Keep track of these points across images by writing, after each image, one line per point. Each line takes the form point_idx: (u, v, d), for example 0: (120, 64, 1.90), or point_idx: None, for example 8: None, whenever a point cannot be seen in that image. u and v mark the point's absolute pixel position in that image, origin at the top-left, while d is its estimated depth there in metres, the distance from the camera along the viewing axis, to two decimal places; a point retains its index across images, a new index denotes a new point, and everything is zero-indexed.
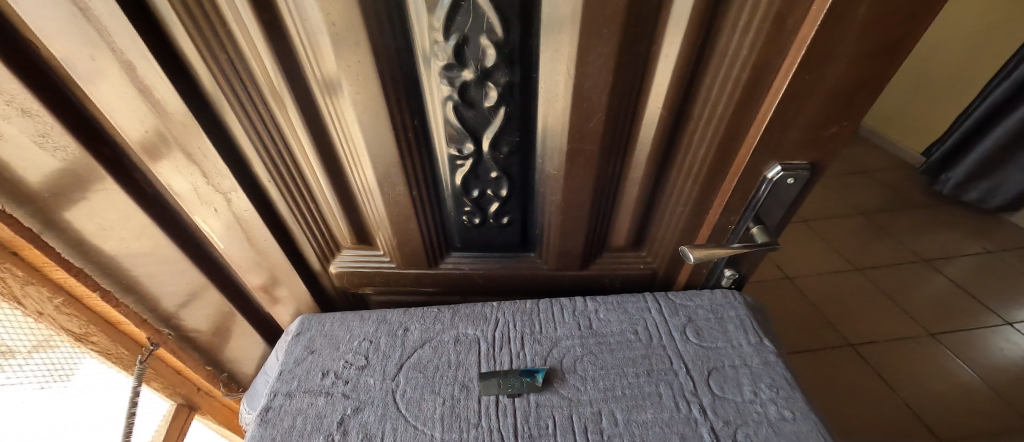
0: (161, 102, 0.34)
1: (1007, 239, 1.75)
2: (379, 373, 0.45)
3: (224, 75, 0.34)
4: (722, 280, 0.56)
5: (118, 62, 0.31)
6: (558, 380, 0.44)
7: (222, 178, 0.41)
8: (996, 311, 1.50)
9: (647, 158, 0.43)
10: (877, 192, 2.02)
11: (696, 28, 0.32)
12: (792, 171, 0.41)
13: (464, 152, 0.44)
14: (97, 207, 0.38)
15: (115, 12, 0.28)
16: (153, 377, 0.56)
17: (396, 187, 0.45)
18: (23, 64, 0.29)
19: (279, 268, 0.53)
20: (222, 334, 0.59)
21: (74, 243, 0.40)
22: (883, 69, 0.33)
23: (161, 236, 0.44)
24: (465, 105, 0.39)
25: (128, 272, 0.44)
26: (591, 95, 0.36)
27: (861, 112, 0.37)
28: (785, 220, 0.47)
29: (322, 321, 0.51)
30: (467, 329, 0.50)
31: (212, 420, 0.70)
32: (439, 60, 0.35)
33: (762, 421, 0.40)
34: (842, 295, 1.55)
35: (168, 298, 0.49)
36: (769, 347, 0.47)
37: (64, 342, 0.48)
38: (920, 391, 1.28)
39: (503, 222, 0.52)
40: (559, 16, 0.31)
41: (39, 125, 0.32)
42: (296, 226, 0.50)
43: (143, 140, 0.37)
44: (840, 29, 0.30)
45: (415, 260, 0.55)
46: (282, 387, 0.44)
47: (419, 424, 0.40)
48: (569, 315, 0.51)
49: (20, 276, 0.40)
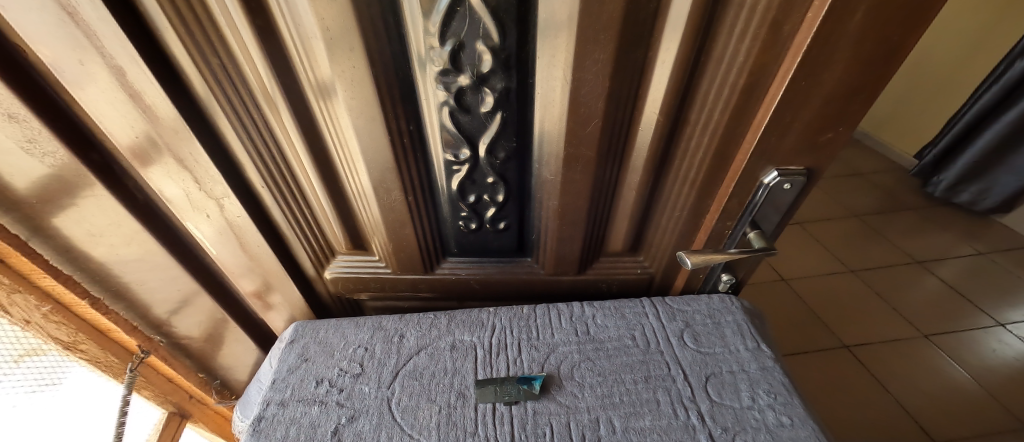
0: (152, 107, 0.34)
1: (997, 242, 1.78)
2: (374, 381, 0.44)
3: (216, 80, 0.34)
4: (719, 285, 0.55)
5: (107, 67, 0.30)
6: (555, 387, 0.44)
7: (214, 183, 0.41)
8: (987, 313, 1.51)
9: (644, 162, 0.43)
10: (871, 195, 2.03)
11: (693, 33, 0.32)
12: (789, 176, 0.41)
13: (460, 157, 0.43)
14: (86, 213, 0.38)
15: (104, 17, 0.27)
16: (143, 385, 0.55)
17: (392, 193, 0.45)
18: (10, 69, 0.29)
19: (273, 275, 0.52)
20: (215, 341, 0.58)
21: (63, 250, 0.39)
22: (878, 76, 0.33)
23: (152, 243, 0.43)
24: (461, 111, 0.39)
25: (118, 278, 0.44)
26: (588, 100, 0.36)
27: (858, 118, 0.37)
28: (782, 225, 0.47)
29: (317, 328, 0.51)
30: (463, 335, 0.49)
31: (204, 428, 0.69)
32: (435, 65, 0.35)
33: (760, 427, 0.40)
34: (838, 298, 1.56)
35: (159, 306, 0.48)
36: (767, 352, 0.47)
37: (52, 350, 0.47)
38: (915, 393, 1.29)
39: (500, 227, 0.52)
40: (554, 21, 0.31)
41: (25, 130, 0.31)
42: (290, 232, 0.49)
43: (134, 146, 0.36)
44: (834, 35, 0.30)
45: (412, 266, 0.54)
46: (274, 396, 0.43)
47: (415, 432, 0.40)
48: (567, 320, 0.51)
49: (6, 283, 0.39)
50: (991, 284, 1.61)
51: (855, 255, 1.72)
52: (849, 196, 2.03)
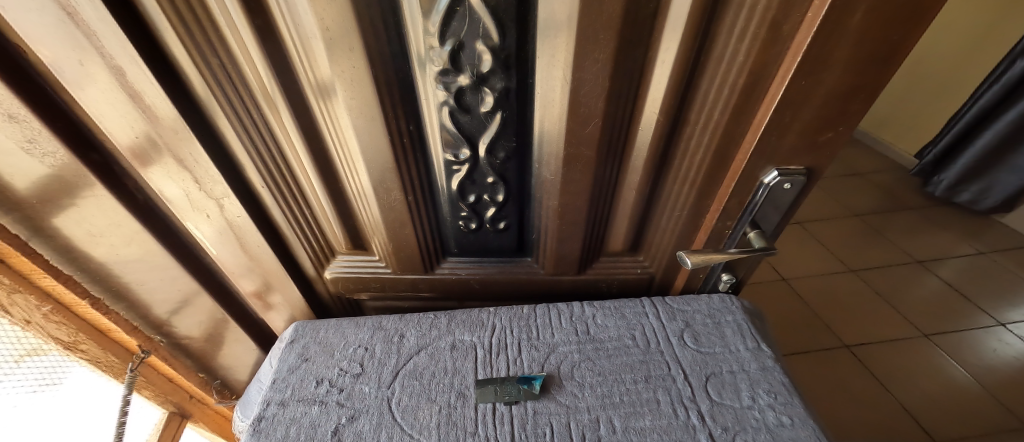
0: (152, 108, 0.34)
1: (998, 241, 1.78)
2: (374, 381, 0.44)
3: (215, 81, 0.34)
4: (719, 285, 0.55)
5: (107, 67, 0.30)
6: (555, 386, 0.44)
7: (213, 184, 0.41)
8: (988, 313, 1.51)
9: (644, 161, 0.43)
10: (872, 195, 2.03)
11: (693, 32, 0.32)
12: (789, 175, 0.41)
13: (460, 157, 0.43)
14: (86, 214, 0.38)
15: (104, 17, 0.27)
16: (143, 385, 0.55)
17: (392, 193, 0.45)
18: (10, 69, 0.29)
19: (273, 275, 0.52)
20: (215, 341, 0.58)
21: (63, 250, 0.39)
22: (878, 76, 0.33)
23: (152, 243, 0.43)
24: (461, 111, 0.39)
25: (118, 278, 0.44)
26: (588, 100, 0.36)
27: (858, 117, 0.37)
28: (782, 225, 0.47)
29: (317, 328, 0.51)
30: (463, 335, 0.49)
31: (205, 428, 0.69)
32: (435, 65, 0.35)
33: (760, 427, 0.40)
34: (839, 298, 1.56)
35: (159, 306, 0.48)
36: (767, 352, 0.47)
37: (53, 350, 0.47)
38: (917, 395, 1.28)
39: (500, 226, 0.52)
40: (554, 21, 0.31)
41: (25, 131, 0.31)
42: (290, 232, 0.49)
43: (134, 146, 0.36)
44: (834, 35, 0.30)
45: (412, 266, 0.54)
46: (275, 396, 0.43)
47: (415, 432, 0.40)
48: (567, 320, 0.51)
49: (6, 283, 0.39)
50: (992, 283, 1.61)
51: (856, 254, 1.72)
52: (850, 195, 2.03)
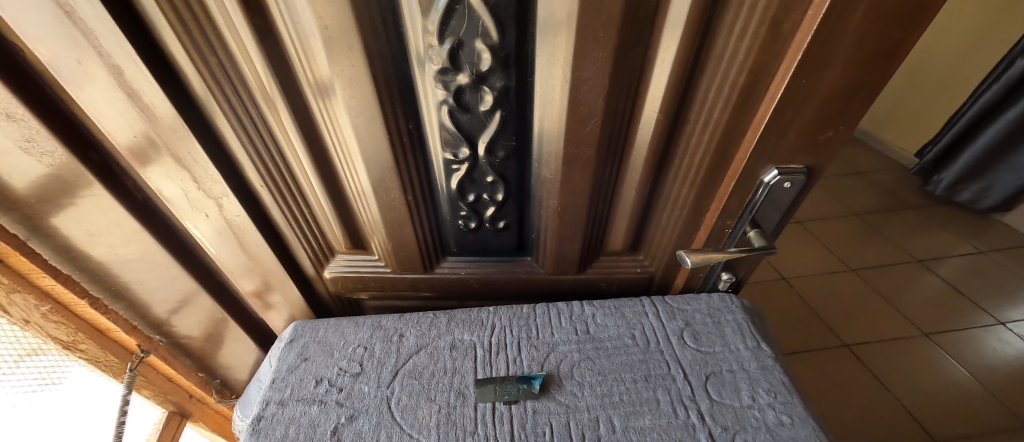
0: (150, 107, 0.33)
1: (998, 240, 1.78)
2: (374, 380, 0.44)
3: (214, 80, 0.34)
4: (719, 284, 0.55)
5: (105, 66, 0.30)
6: (555, 386, 0.44)
7: (212, 183, 0.41)
8: (988, 312, 1.51)
9: (644, 160, 0.42)
10: (872, 194, 2.03)
11: (693, 31, 0.32)
12: (789, 174, 0.40)
13: (459, 156, 0.43)
14: (85, 213, 0.38)
15: (101, 15, 0.27)
16: (143, 385, 0.55)
17: (391, 192, 0.45)
18: (8, 68, 0.29)
19: (272, 274, 0.52)
20: (215, 341, 0.58)
21: (61, 250, 0.39)
22: (878, 75, 0.33)
23: (151, 242, 0.43)
24: (460, 110, 0.39)
25: (117, 277, 0.44)
26: (587, 99, 0.36)
27: (858, 116, 0.37)
28: (782, 224, 0.47)
29: (316, 328, 0.51)
30: (463, 335, 0.49)
31: (205, 427, 0.69)
32: (434, 63, 0.35)
33: (760, 426, 0.40)
34: (838, 297, 1.56)
35: (158, 305, 0.48)
36: (767, 352, 0.47)
37: (52, 350, 0.47)
38: (916, 394, 1.28)
39: (499, 226, 0.52)
40: (553, 20, 0.31)
41: (23, 130, 0.31)
42: (289, 231, 0.49)
43: (133, 145, 0.36)
44: (835, 33, 0.30)
45: (411, 265, 0.54)
46: (274, 395, 0.43)
47: (414, 431, 0.40)
48: (566, 319, 0.51)
49: (4, 283, 0.39)
50: (992, 282, 1.61)
51: (856, 254, 1.72)
52: (850, 195, 2.03)
